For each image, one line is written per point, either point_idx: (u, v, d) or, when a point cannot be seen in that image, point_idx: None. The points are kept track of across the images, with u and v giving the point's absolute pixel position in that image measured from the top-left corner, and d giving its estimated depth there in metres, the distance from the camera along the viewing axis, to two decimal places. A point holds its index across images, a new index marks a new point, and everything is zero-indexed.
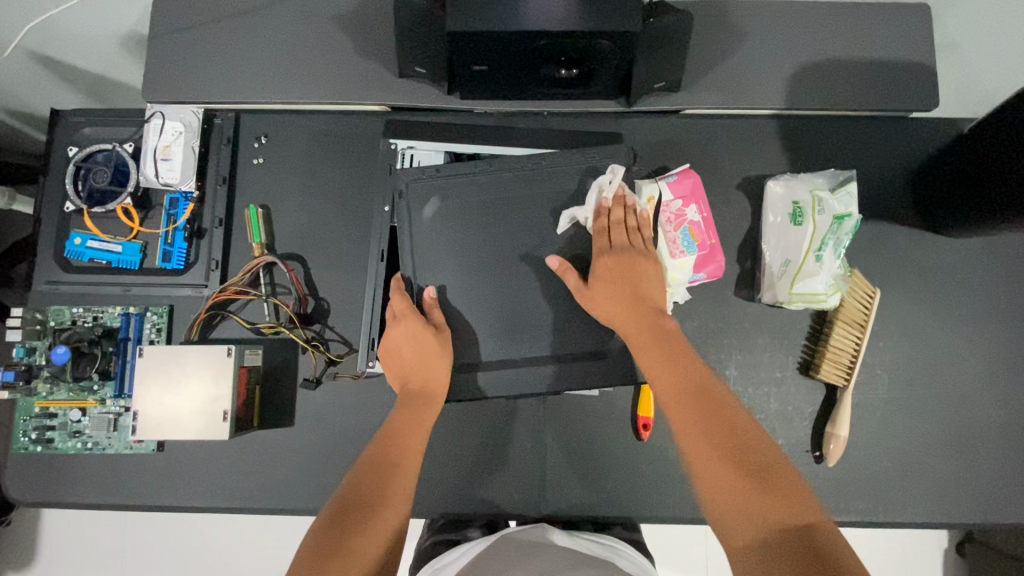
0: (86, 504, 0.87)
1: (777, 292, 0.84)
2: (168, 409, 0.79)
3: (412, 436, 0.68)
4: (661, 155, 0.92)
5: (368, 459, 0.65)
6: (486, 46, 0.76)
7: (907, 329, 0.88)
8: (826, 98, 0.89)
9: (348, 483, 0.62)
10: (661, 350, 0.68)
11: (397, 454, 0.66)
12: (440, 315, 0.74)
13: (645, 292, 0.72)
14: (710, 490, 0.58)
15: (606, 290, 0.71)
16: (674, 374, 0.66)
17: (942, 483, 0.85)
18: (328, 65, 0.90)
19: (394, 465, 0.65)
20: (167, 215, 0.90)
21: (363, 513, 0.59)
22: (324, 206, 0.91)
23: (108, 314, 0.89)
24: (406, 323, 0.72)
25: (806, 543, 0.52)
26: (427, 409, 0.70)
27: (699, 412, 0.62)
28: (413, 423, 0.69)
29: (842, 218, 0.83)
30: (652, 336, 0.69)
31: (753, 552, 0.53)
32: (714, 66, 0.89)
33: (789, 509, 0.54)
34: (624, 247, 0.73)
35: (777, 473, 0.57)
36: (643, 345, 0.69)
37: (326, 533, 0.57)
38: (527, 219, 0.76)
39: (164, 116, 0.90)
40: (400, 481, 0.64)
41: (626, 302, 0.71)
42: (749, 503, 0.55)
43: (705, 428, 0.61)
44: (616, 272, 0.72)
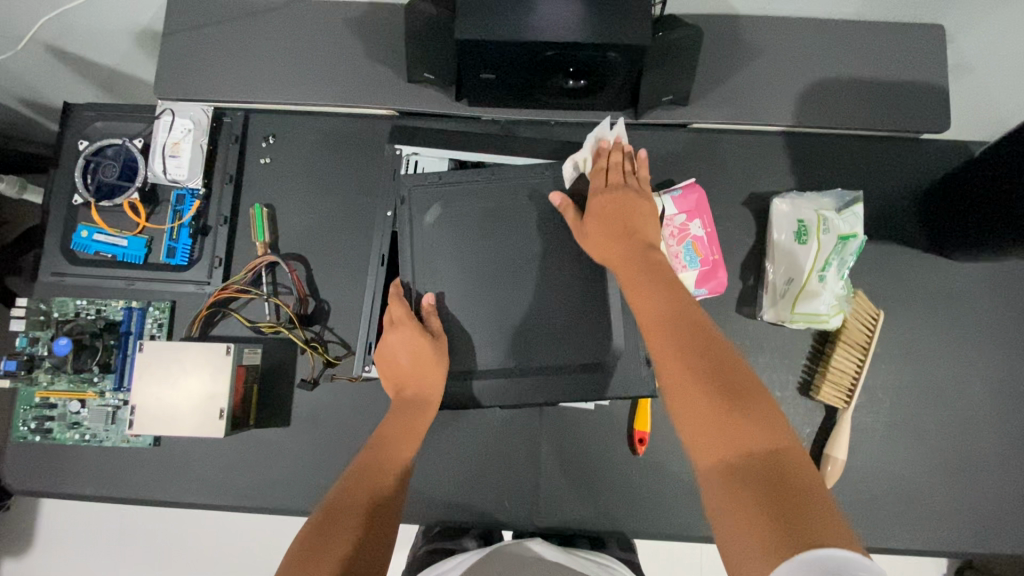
0: (82, 495, 0.88)
1: (779, 311, 0.84)
2: (166, 405, 0.79)
3: (403, 444, 0.68)
4: (668, 168, 0.92)
5: (358, 467, 0.65)
6: (495, 55, 0.76)
7: (910, 353, 0.87)
8: (835, 117, 0.89)
9: (338, 490, 0.62)
10: (645, 277, 0.64)
11: (387, 461, 0.66)
12: (439, 322, 0.74)
13: (637, 226, 0.70)
14: (683, 416, 0.55)
15: (597, 228, 0.71)
16: (655, 300, 0.62)
17: (941, 512, 0.84)
18: (338, 67, 0.91)
19: (385, 473, 0.65)
20: (174, 211, 0.91)
21: (353, 519, 0.59)
22: (329, 208, 0.92)
23: (112, 307, 0.90)
24: (403, 329, 0.72)
25: (778, 476, 0.48)
26: (419, 419, 0.71)
27: (681, 336, 0.58)
28: (404, 432, 0.69)
29: (847, 238, 0.82)
30: (639, 266, 0.66)
31: (721, 479, 0.50)
32: (723, 82, 0.89)
33: (764, 439, 0.51)
34: (618, 185, 0.73)
35: (756, 401, 0.53)
36: (629, 275, 0.66)
37: (316, 537, 0.56)
38: (530, 229, 0.76)
39: (173, 113, 0.91)
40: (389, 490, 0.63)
41: (617, 237, 0.69)
42: (720, 429, 0.52)
43: (682, 349, 0.57)
44: (608, 207, 0.71)
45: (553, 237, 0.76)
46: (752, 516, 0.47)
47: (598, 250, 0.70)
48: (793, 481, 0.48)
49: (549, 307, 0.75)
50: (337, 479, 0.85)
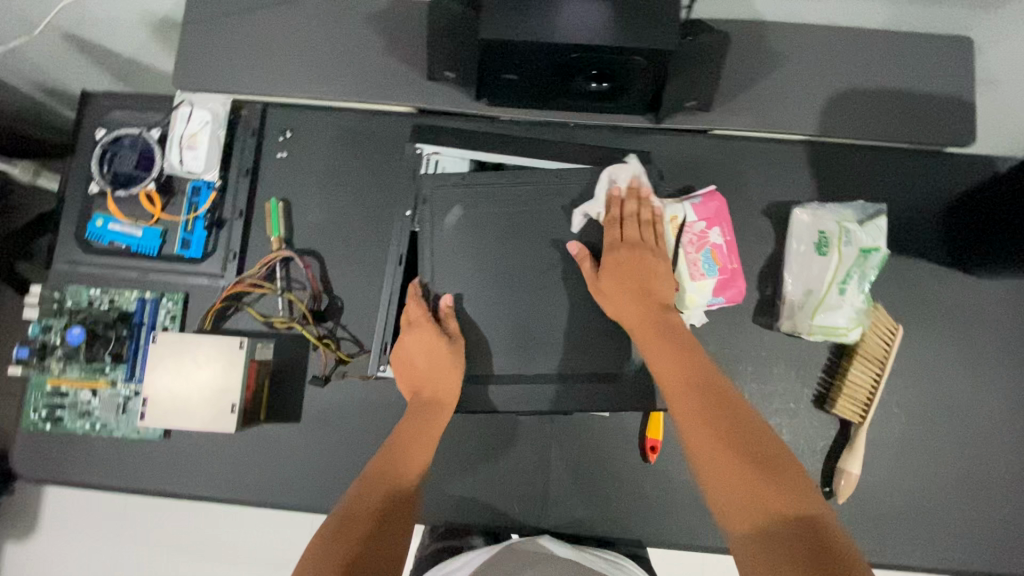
0: (90, 484, 0.88)
1: (798, 322, 0.83)
2: (178, 398, 0.79)
3: (417, 446, 0.68)
4: (687, 175, 0.91)
5: (372, 470, 0.65)
6: (519, 56, 0.75)
7: (927, 369, 0.86)
8: (859, 127, 0.88)
9: (351, 494, 0.62)
10: (663, 341, 0.67)
11: (401, 464, 0.66)
12: (456, 325, 0.74)
13: (654, 288, 0.71)
14: (714, 480, 0.56)
15: (614, 286, 0.71)
16: (675, 364, 0.64)
17: (954, 530, 0.83)
18: (357, 63, 0.90)
19: (398, 477, 0.64)
20: (190, 203, 0.91)
21: (365, 524, 0.58)
22: (344, 204, 0.91)
23: (125, 297, 0.89)
24: (421, 330, 0.72)
25: (811, 536, 0.49)
26: (435, 421, 0.70)
27: (701, 401, 0.61)
28: (418, 434, 0.69)
29: (868, 251, 0.81)
30: (659, 329, 0.68)
31: (758, 542, 0.51)
32: (747, 88, 0.88)
33: (794, 501, 0.52)
34: (634, 241, 0.73)
35: (784, 465, 0.55)
36: (647, 335, 0.68)
37: (332, 537, 0.57)
38: (550, 232, 0.76)
39: (192, 104, 0.91)
40: (402, 493, 0.63)
41: (636, 298, 0.70)
42: (753, 493, 0.53)
43: (704, 414, 0.59)
44: (625, 266, 0.71)
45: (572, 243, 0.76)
46: None
47: (616, 310, 0.71)
48: (829, 538, 0.49)
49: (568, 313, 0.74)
50: (346, 477, 0.85)
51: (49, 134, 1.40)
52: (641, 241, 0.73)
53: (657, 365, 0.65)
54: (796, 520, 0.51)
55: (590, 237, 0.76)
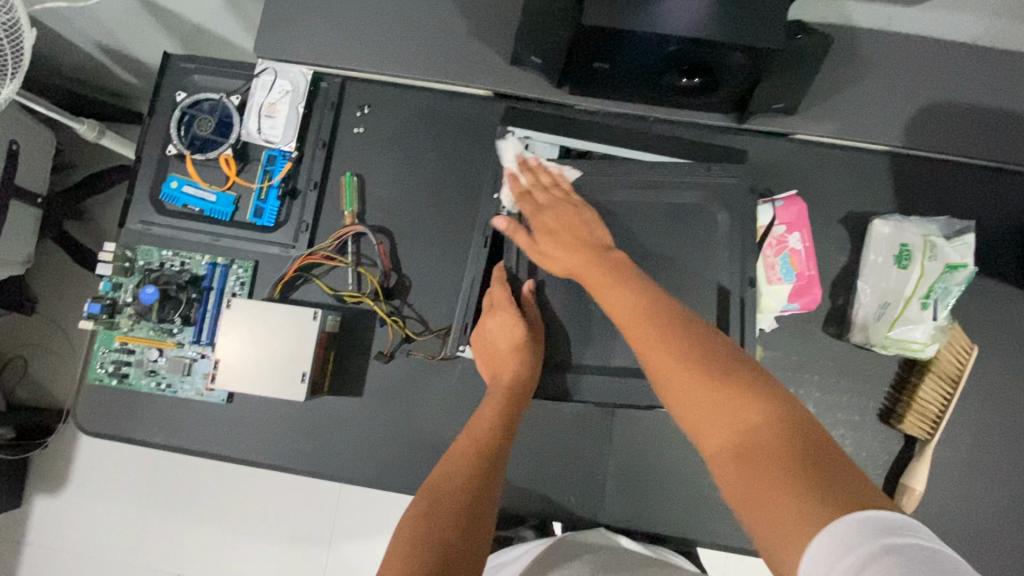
0: (150, 442, 0.89)
1: (873, 334, 0.82)
2: (249, 364, 0.79)
3: (501, 419, 0.69)
4: (765, 178, 0.90)
5: (456, 450, 0.66)
6: (614, 47, 0.74)
7: (998, 392, 0.85)
8: (947, 141, 0.86)
9: (437, 474, 0.63)
10: (611, 277, 0.65)
11: (484, 439, 0.67)
12: (536, 313, 0.75)
13: (591, 234, 0.72)
14: (685, 406, 0.53)
15: (552, 241, 0.72)
16: (626, 297, 0.62)
17: (1014, 556, 0.82)
18: (439, 43, 0.89)
19: (482, 454, 0.65)
20: (264, 171, 0.91)
21: (454, 500, 0.59)
22: (417, 183, 0.91)
23: (195, 261, 0.90)
24: (503, 308, 0.73)
25: (789, 442, 0.46)
26: (518, 394, 0.71)
27: (657, 327, 0.58)
28: (500, 409, 0.69)
29: (955, 267, 0.80)
30: (604, 268, 0.66)
31: (738, 461, 0.48)
32: (835, 94, 0.86)
33: (768, 408, 0.49)
34: (551, 202, 0.76)
35: (748, 373, 0.52)
36: (596, 275, 0.66)
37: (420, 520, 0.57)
38: (634, 225, 0.77)
39: (274, 72, 0.91)
40: (487, 469, 0.64)
41: (577, 247, 0.70)
42: (723, 409, 0.50)
43: (661, 337, 0.57)
44: (557, 224, 0.74)
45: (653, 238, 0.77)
46: (777, 487, 0.44)
47: (565, 264, 0.71)
48: (809, 442, 0.46)
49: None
50: (404, 453, 0.85)
51: (92, 91, 1.38)
52: (561, 200, 0.76)
53: (608, 302, 0.63)
54: (767, 428, 0.48)
55: (668, 233, 0.77)
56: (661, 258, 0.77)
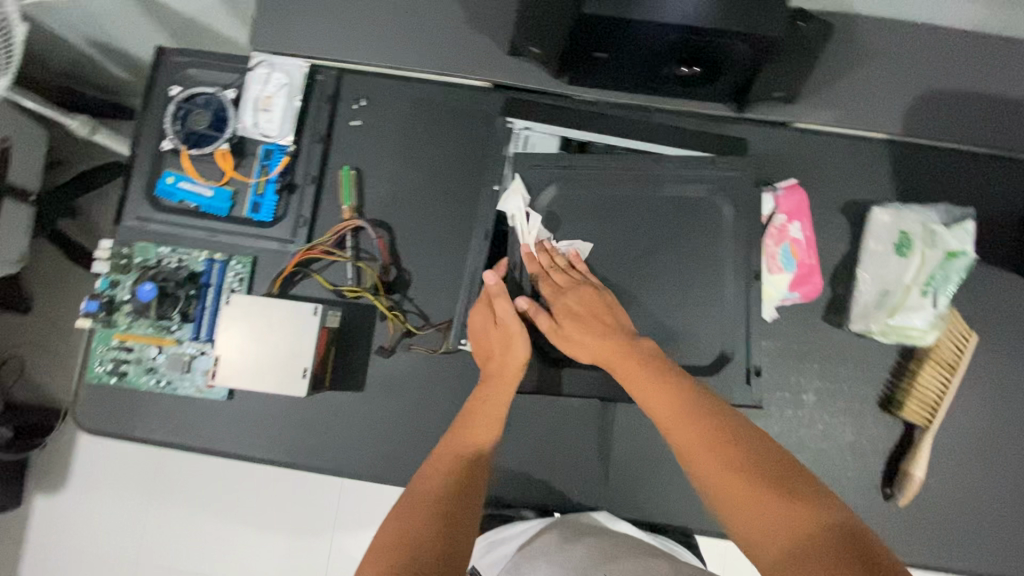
0: (151, 440, 0.89)
1: (872, 323, 0.82)
2: (248, 360, 0.79)
3: (480, 419, 0.68)
4: (766, 167, 0.89)
5: (436, 453, 0.66)
6: (615, 36, 0.73)
7: (996, 379, 0.86)
8: (946, 129, 0.86)
9: (416, 479, 0.63)
10: (645, 373, 0.63)
11: (465, 441, 0.66)
12: (504, 304, 0.71)
13: (616, 317, 0.69)
14: (740, 518, 0.51)
15: (577, 326, 0.69)
16: (664, 395, 0.60)
17: (1011, 539, 0.83)
18: (436, 35, 0.88)
19: (462, 456, 0.65)
20: (261, 166, 0.90)
21: (435, 507, 0.59)
22: (416, 177, 0.90)
23: (193, 257, 0.89)
24: (482, 313, 0.74)
25: (853, 555, 0.45)
26: (499, 393, 0.70)
27: (701, 431, 0.56)
28: (480, 411, 0.69)
29: (953, 256, 0.80)
30: (637, 358, 0.65)
31: (798, 573, 0.46)
32: (835, 83, 0.86)
33: (826, 517, 0.48)
34: (571, 286, 0.71)
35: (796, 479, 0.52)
36: (628, 367, 0.64)
37: (398, 521, 0.57)
38: (642, 220, 0.75)
39: (270, 66, 0.90)
40: (467, 471, 0.63)
41: (604, 333, 0.67)
42: (782, 524, 0.49)
43: (708, 441, 0.55)
44: (579, 309, 0.69)
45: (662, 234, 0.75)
46: None
47: (591, 352, 0.68)
48: (874, 555, 0.45)
49: (651, 298, 0.74)
50: (407, 447, 0.85)
51: (84, 89, 1.36)
52: (580, 282, 0.71)
53: (641, 397, 0.62)
54: (827, 538, 0.47)
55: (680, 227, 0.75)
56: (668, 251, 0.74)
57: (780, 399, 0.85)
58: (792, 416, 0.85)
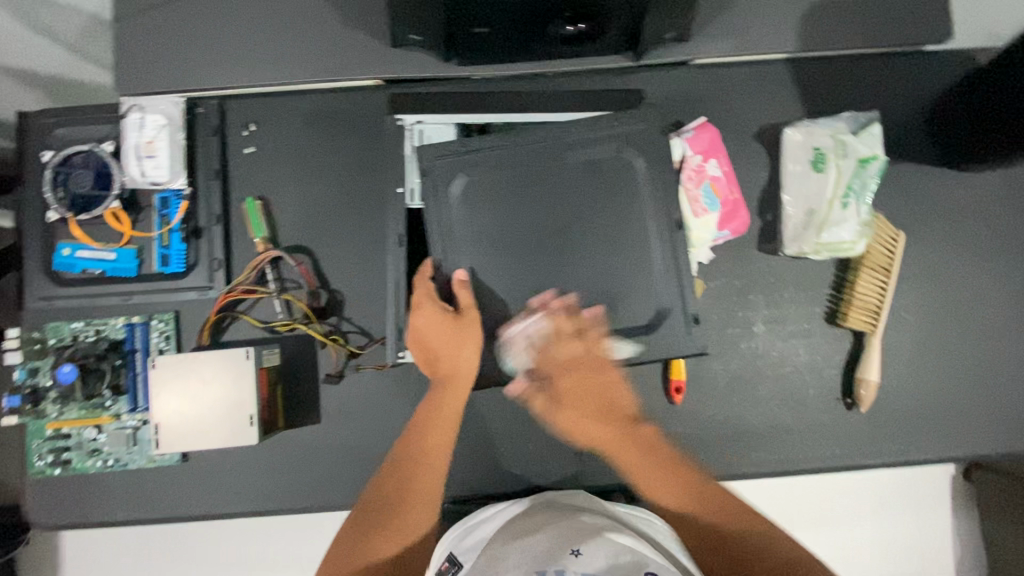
0: (113, 521, 0.85)
1: (804, 244, 0.82)
2: (190, 420, 0.75)
3: (435, 433, 0.65)
4: (675, 111, 0.88)
5: (390, 468, 0.64)
6: (490, 7, 0.71)
7: (931, 270, 0.87)
8: (839, 37, 0.86)
9: (371, 496, 0.62)
10: (648, 462, 0.65)
11: (419, 461, 0.64)
12: (466, 298, 0.67)
13: (615, 399, 0.68)
14: None
15: (578, 410, 0.68)
16: (671, 497, 0.64)
17: (969, 418, 0.87)
18: (317, 45, 0.85)
19: (419, 476, 0.63)
20: (160, 216, 0.85)
21: (394, 532, 0.61)
22: (324, 193, 0.86)
23: (110, 326, 0.84)
24: (431, 311, 0.66)
25: None
26: (448, 401, 0.66)
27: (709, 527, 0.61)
28: (433, 419, 0.65)
29: (866, 161, 0.81)
30: (643, 447, 0.66)
31: None
32: (724, 12, 0.85)
33: None
34: (556, 357, 0.68)
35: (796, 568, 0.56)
36: (632, 456, 0.65)
37: (350, 541, 0.60)
38: (566, 189, 0.69)
39: (142, 108, 0.83)
40: (425, 493, 0.63)
41: (607, 423, 0.67)
42: None
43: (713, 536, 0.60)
44: (578, 391, 0.68)
45: (590, 200, 0.69)
46: None
47: (597, 440, 0.68)
48: None
49: (583, 271, 0.68)
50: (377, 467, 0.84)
51: None
52: (573, 357, 0.68)
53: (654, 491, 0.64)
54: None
55: (604, 187, 0.69)
56: (599, 213, 0.69)
57: (732, 336, 0.86)
58: (747, 349, 0.86)
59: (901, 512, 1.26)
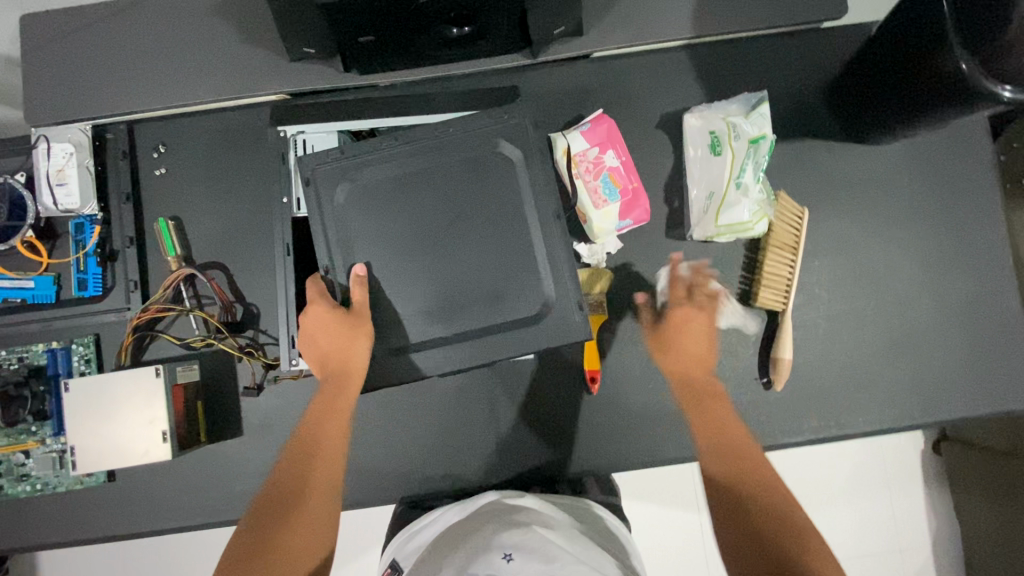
0: (49, 544, 0.86)
1: (705, 227, 0.83)
2: (105, 440, 0.77)
3: (329, 426, 0.66)
4: (576, 104, 0.89)
5: (289, 457, 0.65)
6: (366, 14, 0.72)
7: (841, 244, 0.88)
8: (731, 21, 0.86)
9: (264, 514, 0.61)
10: (705, 403, 0.70)
11: (316, 446, 0.65)
12: (360, 294, 0.68)
13: (704, 350, 0.74)
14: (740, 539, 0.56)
15: (678, 337, 0.74)
16: (708, 433, 0.66)
17: (892, 390, 0.86)
18: (218, 64, 0.86)
19: (314, 477, 0.64)
20: (75, 242, 0.86)
21: (297, 523, 0.60)
22: (235, 208, 0.88)
23: (31, 352, 0.85)
24: (319, 309, 0.66)
25: None
26: (342, 395, 0.66)
27: (734, 470, 0.62)
28: (327, 413, 0.66)
29: (758, 141, 0.81)
30: (708, 394, 0.71)
31: None
32: (614, 4, 0.86)
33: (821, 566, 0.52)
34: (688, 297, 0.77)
35: (822, 545, 0.54)
36: (698, 395, 0.71)
37: (251, 531, 0.59)
38: (448, 190, 0.70)
39: (48, 139, 0.84)
40: (322, 497, 0.63)
41: (694, 359, 0.73)
42: (778, 556, 0.53)
43: (733, 476, 0.61)
44: (689, 325, 0.74)
45: (471, 198, 0.70)
46: None
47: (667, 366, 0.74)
48: None
49: (468, 265, 0.70)
50: None
51: None
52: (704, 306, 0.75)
53: (700, 427, 0.67)
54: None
55: (486, 184, 0.70)
56: (480, 211, 0.70)
57: None
58: None
59: (866, 491, 1.24)
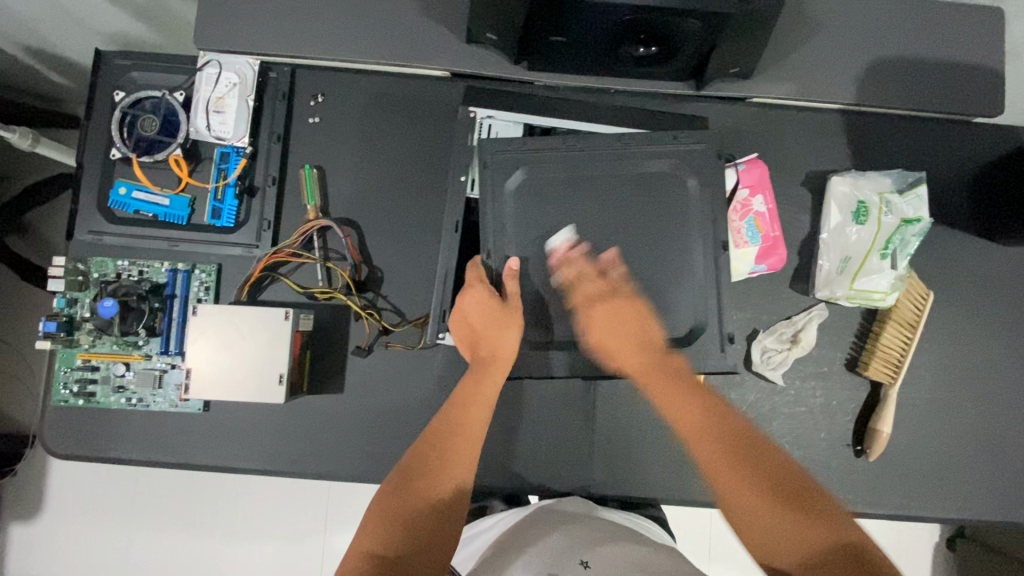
0: (126, 459, 0.86)
1: (836, 289, 0.85)
2: (221, 369, 0.77)
3: (471, 409, 0.68)
4: (727, 144, 0.91)
5: (432, 430, 0.67)
6: (571, 17, 0.72)
7: (954, 333, 0.90)
8: (897, 96, 0.88)
9: (410, 492, 0.61)
10: (671, 385, 0.66)
11: (456, 421, 0.68)
12: (517, 288, 0.71)
13: (650, 333, 0.70)
14: (739, 509, 0.56)
15: (614, 333, 0.69)
16: (681, 412, 0.64)
17: (976, 485, 0.88)
18: (390, 26, 0.86)
19: (455, 445, 0.66)
20: (218, 169, 0.87)
21: (437, 482, 0.63)
22: (379, 173, 0.89)
23: (154, 269, 0.87)
24: (480, 293, 0.70)
25: (852, 558, 0.50)
26: (486, 379, 0.70)
27: (720, 440, 0.61)
28: (470, 395, 0.69)
29: (910, 220, 0.83)
30: (668, 374, 0.68)
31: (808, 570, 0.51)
32: (789, 56, 0.87)
33: (837, 528, 0.53)
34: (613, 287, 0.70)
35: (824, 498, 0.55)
36: (654, 375, 0.68)
37: (392, 492, 0.62)
38: (619, 204, 0.72)
39: (219, 65, 0.86)
40: (462, 463, 0.65)
41: (642, 349, 0.69)
42: (783, 526, 0.54)
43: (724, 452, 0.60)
44: (612, 320, 0.69)
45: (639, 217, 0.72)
46: None
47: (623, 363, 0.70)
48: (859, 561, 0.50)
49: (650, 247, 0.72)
50: (391, 444, 0.85)
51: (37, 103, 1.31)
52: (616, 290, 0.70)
53: (674, 410, 0.65)
54: (841, 542, 0.51)
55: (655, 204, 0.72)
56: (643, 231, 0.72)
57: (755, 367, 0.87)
58: (766, 383, 0.87)
59: None
